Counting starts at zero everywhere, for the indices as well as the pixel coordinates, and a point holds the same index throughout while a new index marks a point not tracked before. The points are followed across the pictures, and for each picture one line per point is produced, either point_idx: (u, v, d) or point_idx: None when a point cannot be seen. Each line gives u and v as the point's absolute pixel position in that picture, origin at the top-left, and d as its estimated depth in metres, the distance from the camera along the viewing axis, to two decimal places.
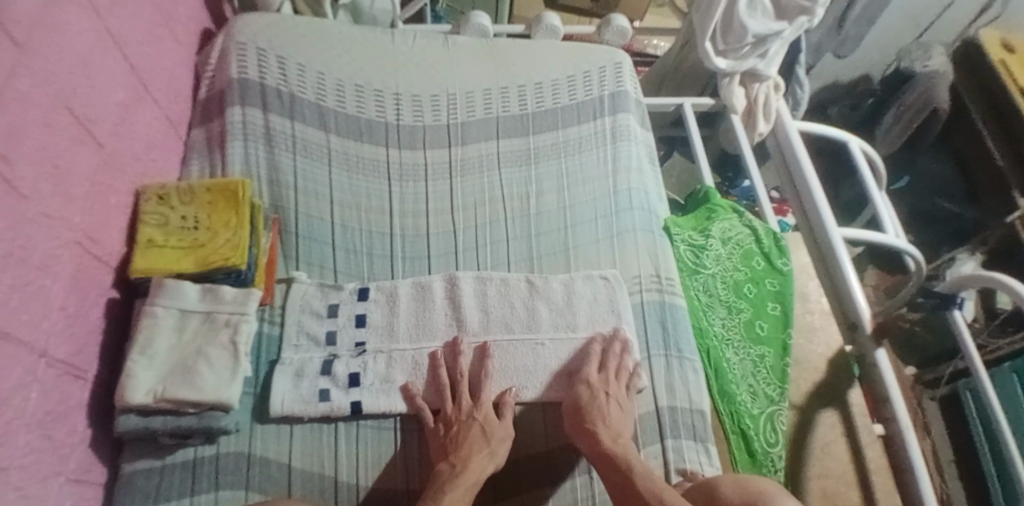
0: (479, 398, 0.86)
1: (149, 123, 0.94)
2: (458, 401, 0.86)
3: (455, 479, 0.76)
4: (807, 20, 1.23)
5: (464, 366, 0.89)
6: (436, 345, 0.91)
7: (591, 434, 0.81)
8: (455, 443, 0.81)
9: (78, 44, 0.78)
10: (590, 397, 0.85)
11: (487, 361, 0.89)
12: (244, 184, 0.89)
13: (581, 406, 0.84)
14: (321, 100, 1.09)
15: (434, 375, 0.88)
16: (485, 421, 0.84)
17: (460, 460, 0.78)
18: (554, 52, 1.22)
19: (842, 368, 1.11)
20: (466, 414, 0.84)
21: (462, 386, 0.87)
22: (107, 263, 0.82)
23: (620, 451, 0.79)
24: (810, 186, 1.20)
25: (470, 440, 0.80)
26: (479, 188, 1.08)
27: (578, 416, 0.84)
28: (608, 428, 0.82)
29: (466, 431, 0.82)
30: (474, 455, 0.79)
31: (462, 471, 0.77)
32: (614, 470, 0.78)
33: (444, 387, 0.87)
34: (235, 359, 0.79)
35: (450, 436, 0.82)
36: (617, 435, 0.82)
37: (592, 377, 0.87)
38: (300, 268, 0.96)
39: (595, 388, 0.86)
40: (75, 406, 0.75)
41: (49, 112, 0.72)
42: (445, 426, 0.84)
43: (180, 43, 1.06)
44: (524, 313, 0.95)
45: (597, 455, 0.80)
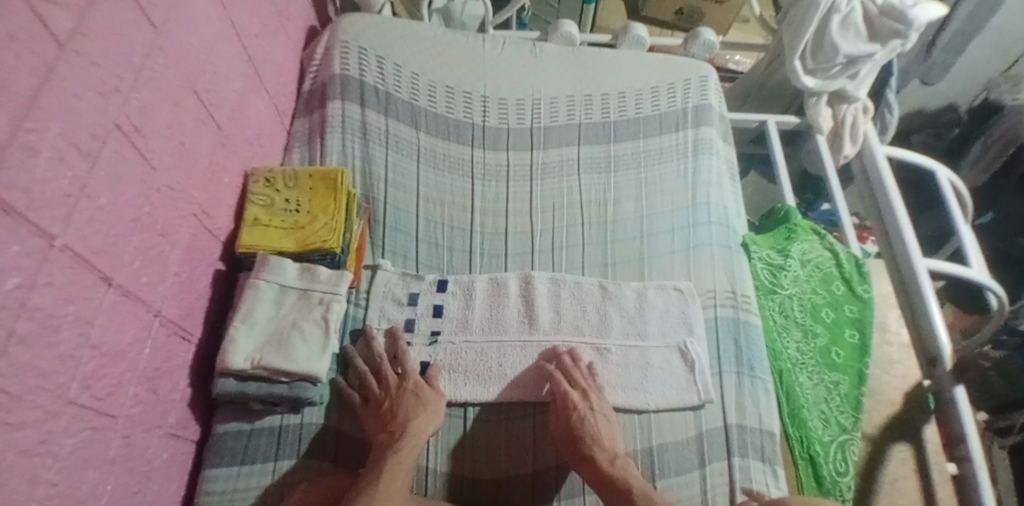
0: (404, 370, 0.88)
1: (261, 111, 1.01)
2: (388, 370, 0.88)
3: (395, 445, 0.79)
4: (900, 42, 1.19)
5: (379, 350, 0.91)
6: (506, 340, 0.94)
7: (588, 456, 0.81)
8: (391, 414, 0.83)
9: (207, 33, 0.85)
10: (581, 420, 0.84)
11: (398, 340, 0.91)
12: (342, 173, 0.95)
13: (577, 428, 0.83)
14: (414, 99, 1.14)
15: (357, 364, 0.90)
16: (416, 387, 0.86)
17: (398, 426, 0.81)
18: (640, 63, 1.24)
19: (919, 403, 1.07)
20: (395, 387, 0.86)
21: (386, 365, 0.89)
22: (217, 237, 0.89)
23: (619, 470, 0.80)
24: (896, 215, 1.17)
25: (404, 408, 0.83)
26: (558, 191, 1.11)
27: (573, 439, 0.83)
28: (602, 445, 0.82)
29: (400, 400, 0.84)
30: (412, 419, 0.82)
31: (400, 437, 0.80)
32: (611, 490, 0.78)
33: (369, 375, 0.88)
34: (325, 335, 0.84)
35: (385, 409, 0.84)
36: (614, 455, 0.82)
37: (572, 396, 0.85)
38: (386, 257, 1.01)
39: (582, 410, 0.85)
40: (180, 365, 0.81)
41: (179, 94, 0.79)
42: (380, 399, 0.86)
43: (290, 38, 1.13)
44: (594, 319, 0.97)
45: (596, 478, 0.80)
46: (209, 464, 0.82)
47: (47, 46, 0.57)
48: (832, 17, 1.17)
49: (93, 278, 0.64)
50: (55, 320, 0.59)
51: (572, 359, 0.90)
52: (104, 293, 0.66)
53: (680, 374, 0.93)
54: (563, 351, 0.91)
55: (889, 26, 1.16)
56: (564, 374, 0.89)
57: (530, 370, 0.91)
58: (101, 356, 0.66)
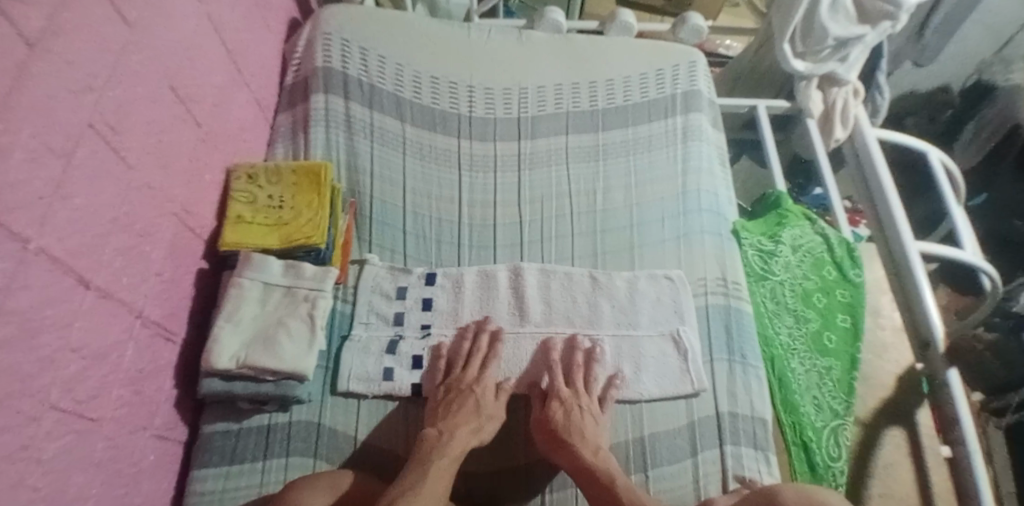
0: (481, 372, 0.87)
1: (243, 106, 1.00)
2: (464, 369, 0.88)
3: (441, 447, 0.79)
4: (891, 24, 1.17)
5: (445, 349, 0.90)
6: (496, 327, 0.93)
7: (568, 447, 0.81)
8: (448, 411, 0.84)
9: (184, 27, 0.83)
10: (565, 412, 0.84)
11: (466, 339, 0.90)
12: (325, 168, 0.93)
13: (556, 420, 0.84)
14: (399, 90, 1.12)
15: (433, 359, 0.90)
16: (482, 395, 0.85)
17: (447, 429, 0.81)
18: (628, 49, 1.22)
19: (912, 386, 1.06)
20: (466, 386, 0.86)
21: (458, 363, 0.89)
22: (200, 235, 0.87)
23: (598, 463, 0.81)
24: (888, 198, 1.16)
25: (463, 412, 0.83)
26: (547, 181, 1.09)
27: (553, 433, 0.83)
28: (585, 440, 0.82)
29: (461, 402, 0.84)
30: (461, 426, 0.81)
31: (447, 440, 0.80)
32: (591, 481, 0.79)
33: (437, 369, 0.88)
34: (312, 332, 0.83)
35: (445, 404, 0.85)
36: (597, 447, 0.82)
37: (562, 391, 0.86)
38: (373, 251, 1.00)
39: (568, 403, 0.85)
40: (165, 365, 0.80)
41: (157, 90, 0.78)
42: (445, 391, 0.87)
43: (272, 32, 1.11)
44: (586, 309, 0.96)
45: (575, 470, 0.80)
46: (198, 463, 0.82)
47: (16, 46, 0.56)
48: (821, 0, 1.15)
49: (70, 280, 0.63)
50: (33, 324, 0.58)
51: (569, 350, 0.91)
52: (83, 295, 0.65)
53: (672, 363, 0.92)
54: (556, 346, 0.91)
55: (880, 8, 1.14)
56: (562, 367, 0.90)
57: (534, 368, 0.91)
58: (82, 358, 0.65)
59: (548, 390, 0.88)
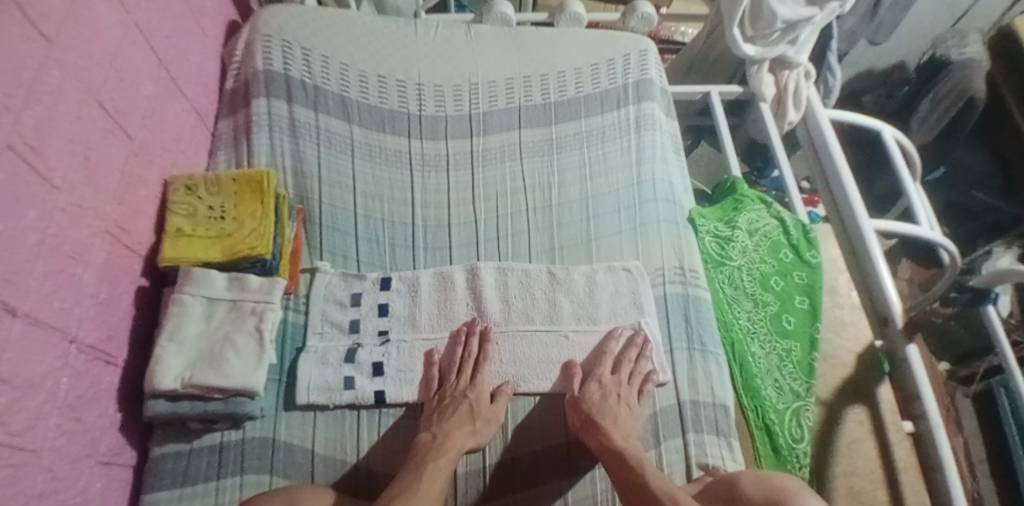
0: (474, 378, 0.87)
1: (178, 116, 0.96)
2: (457, 378, 0.87)
3: (436, 450, 0.78)
4: (838, 5, 1.19)
5: (436, 356, 0.89)
6: (457, 329, 0.92)
7: (601, 429, 0.81)
8: (443, 415, 0.83)
9: (108, 37, 0.79)
10: (601, 394, 0.85)
11: (458, 347, 0.89)
12: (269, 175, 0.91)
13: (592, 400, 0.84)
14: (344, 91, 1.09)
15: (426, 372, 0.88)
16: (476, 401, 0.85)
17: (442, 432, 0.80)
18: (577, 41, 1.21)
19: (872, 363, 1.08)
20: (459, 392, 0.85)
21: (451, 371, 0.88)
22: (137, 252, 0.84)
23: (627, 446, 0.80)
24: (843, 179, 1.17)
25: (456, 415, 0.82)
26: (500, 178, 1.08)
27: (589, 413, 0.83)
28: (619, 426, 0.83)
29: (455, 407, 0.83)
30: (455, 429, 0.81)
31: (442, 442, 0.79)
32: (623, 464, 0.78)
33: (431, 380, 0.87)
34: (260, 346, 0.80)
35: (440, 409, 0.84)
36: (626, 434, 0.82)
37: (605, 376, 0.88)
38: (324, 258, 0.97)
39: (604, 389, 0.86)
40: (106, 389, 0.77)
41: (80, 104, 0.74)
42: (438, 398, 0.86)
43: (207, 36, 1.07)
44: (545, 305, 0.94)
45: (608, 458, 0.79)
46: (148, 488, 0.79)
47: None
48: None
49: None
50: None
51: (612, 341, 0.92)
52: (11, 323, 0.61)
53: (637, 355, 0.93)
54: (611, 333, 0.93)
55: None
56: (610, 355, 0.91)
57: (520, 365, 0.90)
58: (14, 389, 0.62)
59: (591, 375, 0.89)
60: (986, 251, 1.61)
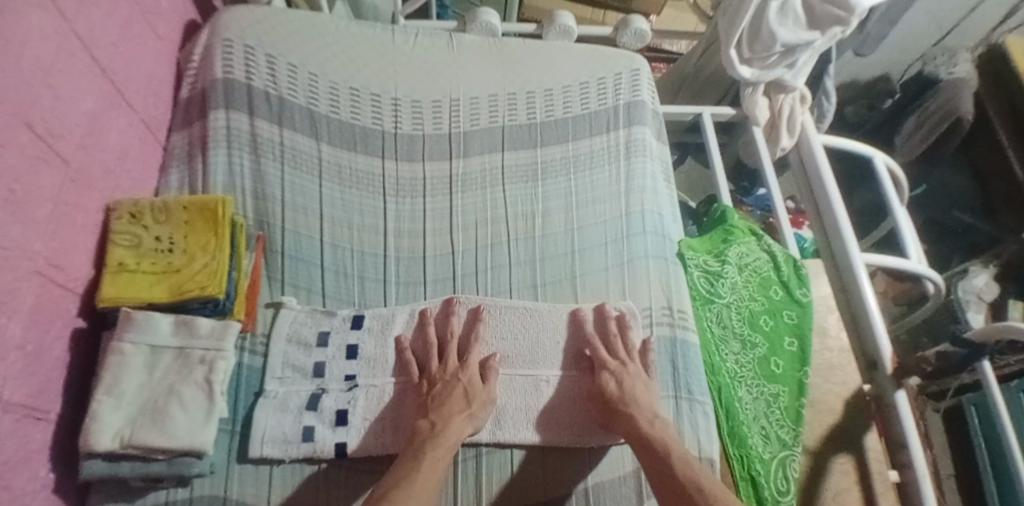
0: (464, 362, 0.84)
1: (124, 132, 0.86)
2: (442, 363, 0.84)
3: (436, 438, 0.75)
4: (841, 28, 1.13)
5: (407, 341, 0.86)
6: (424, 307, 0.89)
7: (625, 416, 0.80)
8: (438, 402, 0.80)
9: (39, 49, 0.70)
10: (617, 382, 0.83)
11: (428, 328, 0.87)
12: (225, 201, 0.82)
13: (609, 390, 0.83)
14: (313, 105, 1.00)
15: (401, 359, 0.85)
16: (469, 383, 0.82)
17: (441, 420, 0.77)
18: (566, 55, 1.14)
19: (860, 409, 1.04)
20: (450, 374, 0.82)
21: (433, 355, 0.85)
22: (72, 290, 0.75)
23: (655, 431, 0.79)
24: (834, 209, 1.13)
25: (451, 400, 0.79)
26: (481, 205, 1.01)
27: (607, 401, 0.82)
28: (641, 408, 0.81)
29: (449, 392, 0.80)
30: (455, 416, 0.78)
31: (441, 431, 0.76)
32: (650, 452, 0.77)
33: (409, 365, 0.84)
34: (210, 400, 0.73)
35: (433, 394, 0.81)
36: (653, 415, 0.81)
37: (609, 361, 0.85)
38: (286, 292, 0.89)
39: (618, 375, 0.84)
40: (34, 450, 0.69)
41: (6, 130, 0.65)
42: (428, 385, 0.83)
43: (160, 40, 0.98)
44: (529, 346, 0.88)
45: (633, 437, 0.79)
46: None
47: None
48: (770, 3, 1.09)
49: None
50: None
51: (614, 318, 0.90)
52: None
53: None
54: (611, 314, 0.91)
55: (830, 13, 1.09)
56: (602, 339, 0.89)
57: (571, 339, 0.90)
58: None
59: (594, 361, 0.87)
60: (963, 269, 1.60)
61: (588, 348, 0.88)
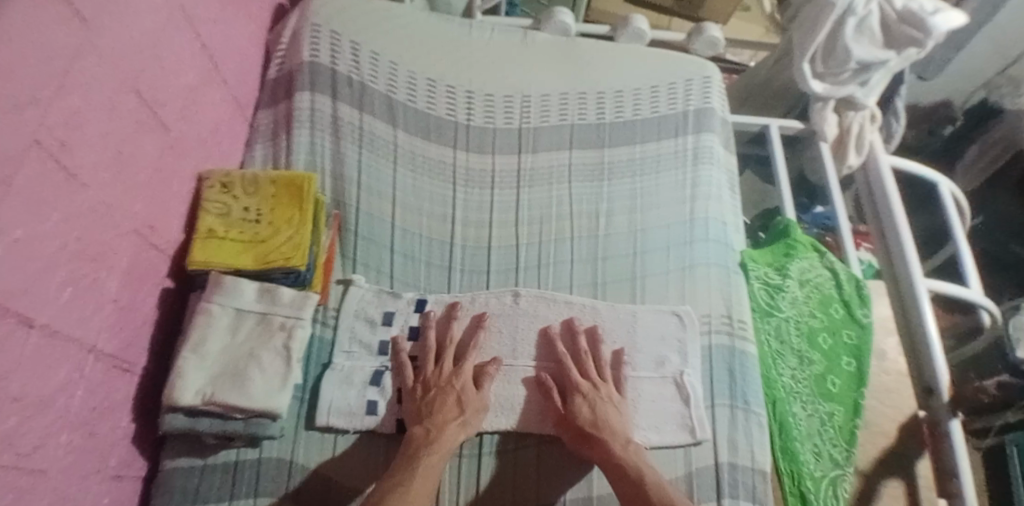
0: (458, 367, 0.84)
1: (217, 106, 0.90)
2: (436, 367, 0.84)
3: (430, 445, 0.76)
4: (916, 51, 1.12)
5: (404, 344, 0.86)
6: (426, 311, 0.89)
7: (600, 442, 0.79)
8: (432, 408, 0.80)
9: (151, 20, 0.74)
10: (590, 407, 0.82)
11: (427, 332, 0.86)
12: (311, 179, 0.85)
13: (582, 415, 0.81)
14: (392, 92, 1.03)
15: (397, 361, 0.85)
16: (463, 390, 0.82)
17: (434, 426, 0.78)
18: (640, 59, 1.15)
19: (914, 436, 1.02)
20: (445, 380, 0.82)
21: (429, 359, 0.85)
22: (165, 251, 0.79)
23: (628, 458, 0.78)
24: (900, 230, 1.11)
25: (445, 409, 0.79)
26: (547, 201, 1.02)
27: (577, 428, 0.81)
28: (615, 433, 0.80)
29: (443, 398, 0.80)
30: (449, 423, 0.78)
31: (436, 438, 0.77)
32: (622, 479, 0.76)
33: (404, 368, 0.84)
34: (287, 365, 0.76)
35: (424, 400, 0.81)
36: (626, 440, 0.80)
37: (581, 385, 0.84)
38: (357, 271, 0.92)
39: (590, 399, 0.82)
40: (121, 400, 0.73)
41: (116, 94, 0.68)
42: (422, 389, 0.82)
43: (253, 21, 1.02)
44: (525, 344, 0.89)
45: (605, 465, 0.78)
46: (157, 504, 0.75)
47: None
48: (848, 20, 1.09)
49: (11, 322, 0.54)
50: None
51: (584, 338, 0.89)
52: (25, 338, 0.56)
53: (673, 408, 0.87)
54: (580, 330, 0.90)
55: (908, 33, 1.09)
56: (572, 358, 0.87)
57: (543, 358, 0.89)
58: (25, 409, 0.57)
59: (564, 386, 0.85)
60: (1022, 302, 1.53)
61: (555, 365, 0.87)
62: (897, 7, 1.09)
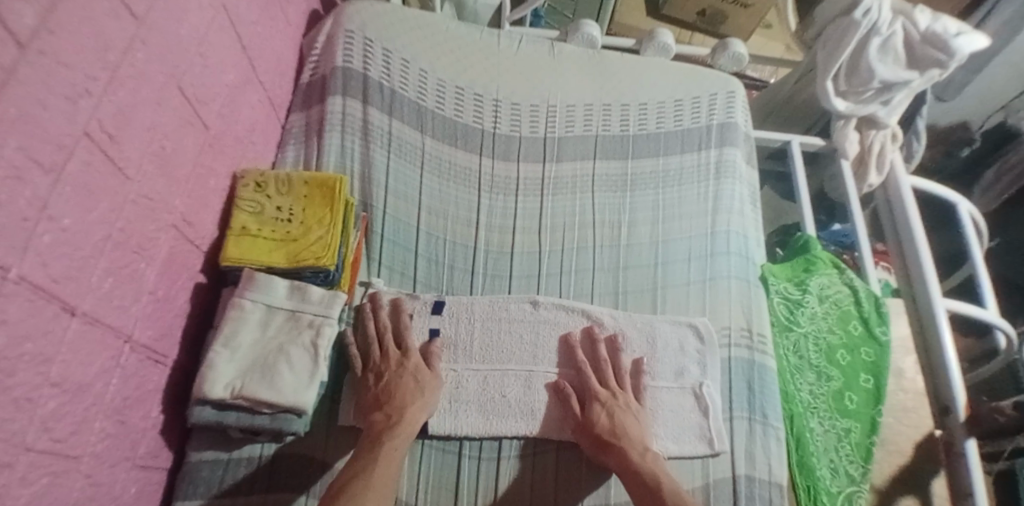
0: (405, 351, 0.85)
1: (254, 106, 0.93)
2: (384, 353, 0.85)
3: (393, 428, 0.77)
4: (939, 72, 1.13)
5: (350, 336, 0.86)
6: (372, 292, 0.90)
7: (619, 449, 0.80)
8: (387, 394, 0.81)
9: (197, 21, 0.76)
10: (608, 415, 0.82)
11: (371, 321, 0.87)
12: (342, 181, 0.87)
13: (600, 422, 0.82)
14: (421, 99, 1.05)
15: (345, 351, 0.86)
16: (415, 371, 0.83)
17: (395, 410, 0.79)
18: (665, 73, 1.16)
19: (929, 456, 1.02)
20: (395, 363, 0.84)
21: (376, 347, 0.86)
22: (199, 247, 0.81)
23: (647, 465, 0.79)
24: (919, 248, 1.12)
25: (403, 391, 0.81)
26: (570, 210, 1.04)
27: (596, 435, 0.81)
28: (632, 441, 0.81)
29: (398, 381, 0.82)
30: (408, 405, 0.80)
31: (398, 421, 0.78)
32: (640, 484, 0.77)
33: (352, 357, 0.85)
34: (314, 362, 0.77)
35: (379, 387, 0.82)
36: (645, 449, 0.81)
37: (601, 392, 0.85)
38: (382, 273, 0.93)
39: (608, 406, 0.83)
40: (152, 390, 0.74)
41: (162, 91, 0.70)
42: (375, 376, 0.83)
43: (290, 24, 1.04)
44: (471, 340, 0.90)
45: (625, 472, 0.78)
46: (182, 494, 0.76)
47: (5, 47, 0.47)
48: (873, 39, 1.10)
49: (55, 308, 0.56)
50: (10, 362, 0.51)
51: (606, 346, 0.90)
52: (67, 324, 0.57)
53: (691, 418, 0.88)
54: (600, 339, 0.90)
55: (932, 54, 1.10)
56: (592, 367, 0.88)
57: (563, 366, 0.90)
58: (64, 393, 0.58)
59: (583, 393, 0.86)
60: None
61: (576, 373, 0.88)
62: (921, 29, 1.10)
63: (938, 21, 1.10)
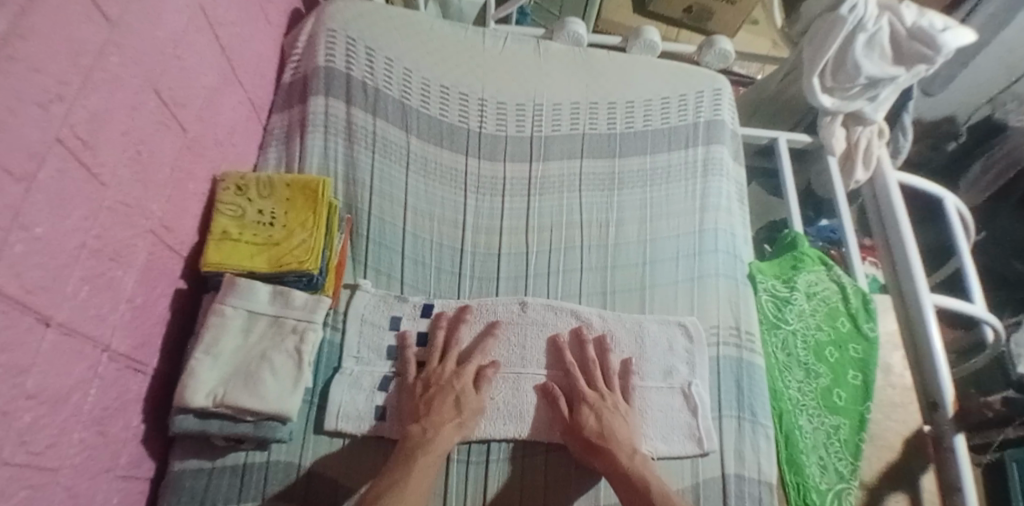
0: (461, 365, 0.85)
1: (234, 108, 0.91)
2: (441, 362, 0.85)
3: (426, 444, 0.77)
4: (925, 68, 1.13)
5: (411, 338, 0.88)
6: (441, 310, 0.91)
7: (606, 452, 0.79)
8: (430, 406, 0.81)
9: (174, 22, 0.74)
10: (596, 417, 0.82)
11: (438, 332, 0.88)
12: (324, 183, 0.86)
13: (588, 425, 0.81)
14: (405, 98, 1.04)
15: (403, 355, 0.87)
16: (463, 391, 0.82)
17: (431, 426, 0.79)
18: (652, 71, 1.16)
19: (917, 451, 1.03)
20: (449, 376, 0.84)
21: (434, 356, 0.86)
22: (179, 252, 0.80)
23: (636, 466, 0.79)
24: (906, 244, 1.12)
25: (443, 409, 0.80)
26: (557, 210, 1.03)
27: (586, 438, 0.81)
28: (620, 443, 0.80)
29: (443, 395, 0.81)
30: (445, 424, 0.79)
31: (432, 437, 0.78)
32: (627, 486, 0.77)
33: (408, 362, 0.86)
34: (298, 368, 0.76)
35: (424, 398, 0.82)
36: (633, 450, 0.81)
37: (588, 394, 0.84)
38: (367, 275, 0.93)
39: (595, 407, 0.83)
40: (133, 399, 0.73)
41: (138, 94, 0.68)
42: (423, 385, 0.84)
43: (270, 24, 1.03)
44: (520, 347, 0.89)
45: (614, 475, 0.78)
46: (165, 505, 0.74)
47: None
48: (858, 35, 1.09)
49: (29, 319, 0.54)
50: None
51: (593, 347, 0.89)
52: (42, 335, 0.56)
53: (681, 418, 0.87)
54: (588, 340, 0.90)
55: (917, 49, 1.09)
56: (581, 369, 0.88)
57: (552, 368, 0.89)
58: (40, 405, 0.57)
59: (571, 395, 0.86)
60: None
61: (565, 375, 0.87)
62: (907, 24, 1.10)
63: (924, 17, 1.10)
